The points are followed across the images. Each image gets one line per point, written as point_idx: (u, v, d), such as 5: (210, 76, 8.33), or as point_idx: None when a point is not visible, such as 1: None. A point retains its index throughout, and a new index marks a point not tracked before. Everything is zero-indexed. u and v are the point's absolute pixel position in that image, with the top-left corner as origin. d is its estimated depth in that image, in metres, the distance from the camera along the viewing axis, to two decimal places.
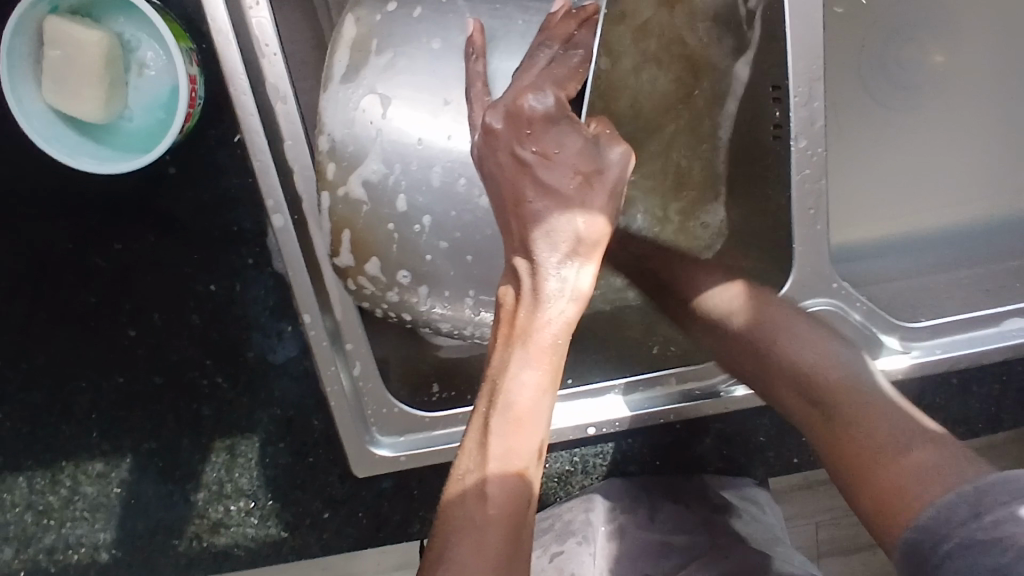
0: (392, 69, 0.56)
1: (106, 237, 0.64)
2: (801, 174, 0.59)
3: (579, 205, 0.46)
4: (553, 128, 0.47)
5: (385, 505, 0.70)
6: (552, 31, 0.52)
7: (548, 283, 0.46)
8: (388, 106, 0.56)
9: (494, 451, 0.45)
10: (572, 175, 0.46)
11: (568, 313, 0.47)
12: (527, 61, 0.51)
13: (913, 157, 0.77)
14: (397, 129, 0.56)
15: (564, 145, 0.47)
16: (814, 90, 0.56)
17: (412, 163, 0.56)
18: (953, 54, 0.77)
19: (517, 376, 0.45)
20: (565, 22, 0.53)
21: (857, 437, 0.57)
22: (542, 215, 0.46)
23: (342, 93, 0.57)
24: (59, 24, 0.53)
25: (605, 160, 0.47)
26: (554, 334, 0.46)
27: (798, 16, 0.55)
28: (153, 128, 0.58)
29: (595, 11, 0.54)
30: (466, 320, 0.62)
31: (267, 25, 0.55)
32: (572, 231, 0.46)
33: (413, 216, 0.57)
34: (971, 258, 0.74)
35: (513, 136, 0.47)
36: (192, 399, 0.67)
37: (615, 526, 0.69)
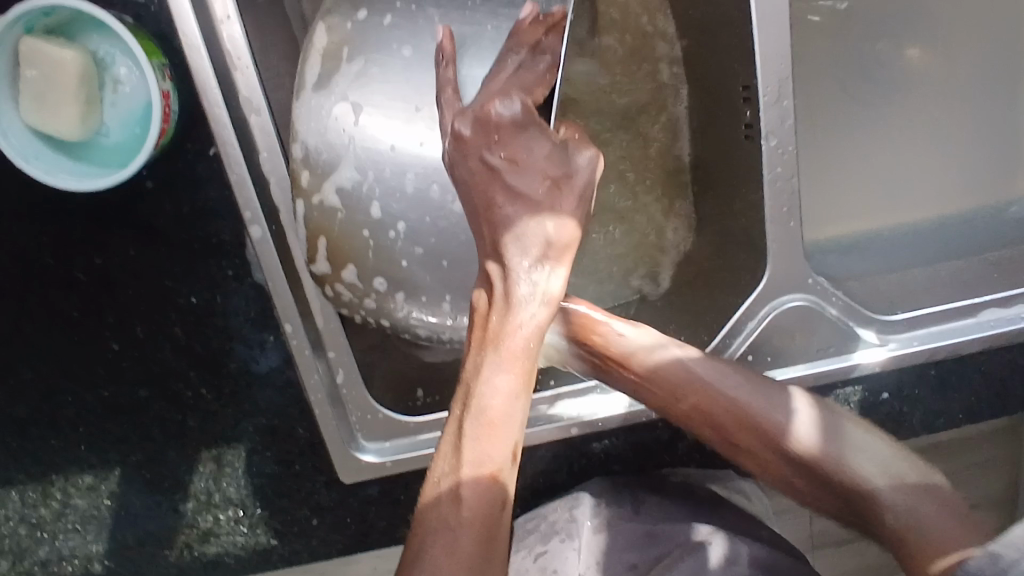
0: (362, 78, 0.58)
1: (88, 252, 0.65)
2: (773, 172, 0.59)
3: (549, 209, 0.48)
4: (524, 134, 0.48)
5: (372, 510, 0.71)
6: (519, 39, 0.52)
7: (519, 287, 0.47)
8: (357, 115, 0.58)
9: (467, 455, 0.45)
10: (541, 179, 0.48)
11: (540, 317, 0.48)
12: (497, 65, 0.51)
13: (888, 152, 0.77)
14: (369, 135, 0.58)
15: (532, 152, 0.48)
16: (784, 88, 0.57)
17: (387, 172, 0.58)
18: (929, 49, 0.78)
19: (489, 379, 0.46)
20: (532, 29, 0.52)
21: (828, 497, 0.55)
22: (513, 220, 0.48)
23: (313, 101, 0.59)
24: (33, 43, 0.54)
25: (573, 165, 0.48)
26: (526, 338, 0.47)
27: (764, 16, 0.55)
28: (130, 143, 0.58)
29: (563, 17, 0.54)
30: (444, 326, 0.64)
31: (239, 39, 0.56)
32: (543, 236, 0.47)
33: (389, 222, 0.59)
34: (954, 251, 0.72)
35: (483, 142, 0.48)
36: (178, 410, 0.68)
37: (600, 518, 0.68)
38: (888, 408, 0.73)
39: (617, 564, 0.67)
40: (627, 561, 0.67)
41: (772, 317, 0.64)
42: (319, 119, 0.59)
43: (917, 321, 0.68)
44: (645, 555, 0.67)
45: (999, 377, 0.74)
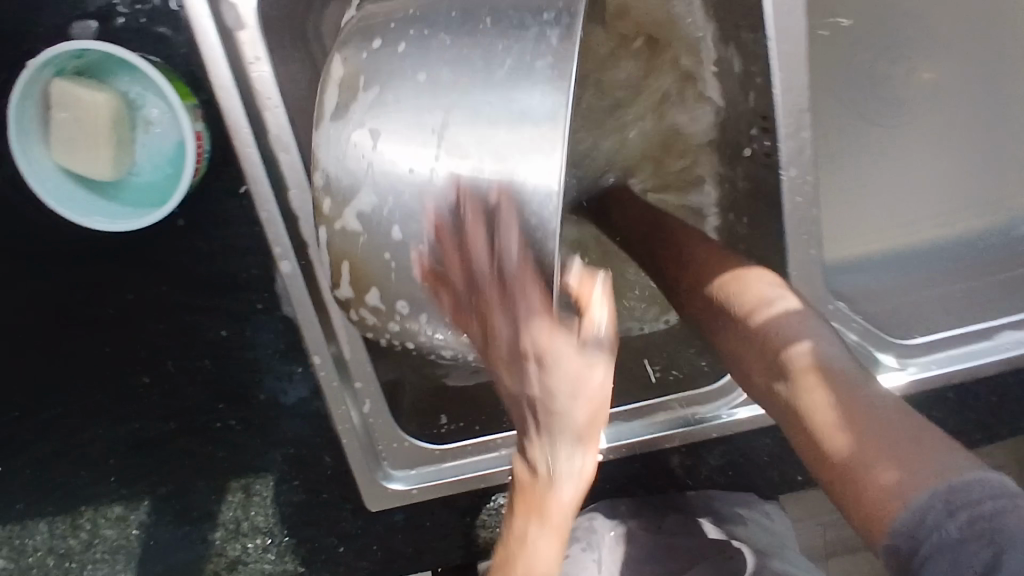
0: (394, 93, 0.47)
1: (117, 287, 0.66)
2: (793, 201, 0.60)
3: (585, 375, 0.43)
4: (513, 294, 0.42)
5: (399, 536, 0.72)
6: (460, 214, 0.44)
7: (558, 385, 0.42)
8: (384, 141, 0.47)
9: (531, 562, 0.48)
10: (540, 313, 0.42)
11: (587, 406, 0.43)
12: (453, 207, 0.45)
13: (901, 173, 0.78)
14: (391, 159, 0.47)
15: (528, 294, 0.42)
16: (803, 120, 0.58)
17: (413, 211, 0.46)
18: (940, 70, 0.78)
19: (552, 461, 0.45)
20: (465, 208, 0.44)
21: (817, 416, 0.48)
22: (522, 365, 0.43)
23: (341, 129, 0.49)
24: (65, 87, 0.55)
25: (592, 334, 0.43)
26: (578, 411, 0.43)
27: (785, 52, 0.56)
28: (161, 183, 0.59)
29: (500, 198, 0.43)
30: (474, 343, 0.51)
31: (268, 78, 0.57)
32: (563, 371, 0.42)
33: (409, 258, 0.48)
34: (960, 272, 0.75)
35: (480, 283, 0.44)
36: (206, 442, 0.69)
37: (624, 528, 0.71)
38: None
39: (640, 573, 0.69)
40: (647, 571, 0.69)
41: None
42: (343, 150, 0.49)
43: (937, 345, 0.69)
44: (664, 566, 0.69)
45: (1013, 397, 0.75)
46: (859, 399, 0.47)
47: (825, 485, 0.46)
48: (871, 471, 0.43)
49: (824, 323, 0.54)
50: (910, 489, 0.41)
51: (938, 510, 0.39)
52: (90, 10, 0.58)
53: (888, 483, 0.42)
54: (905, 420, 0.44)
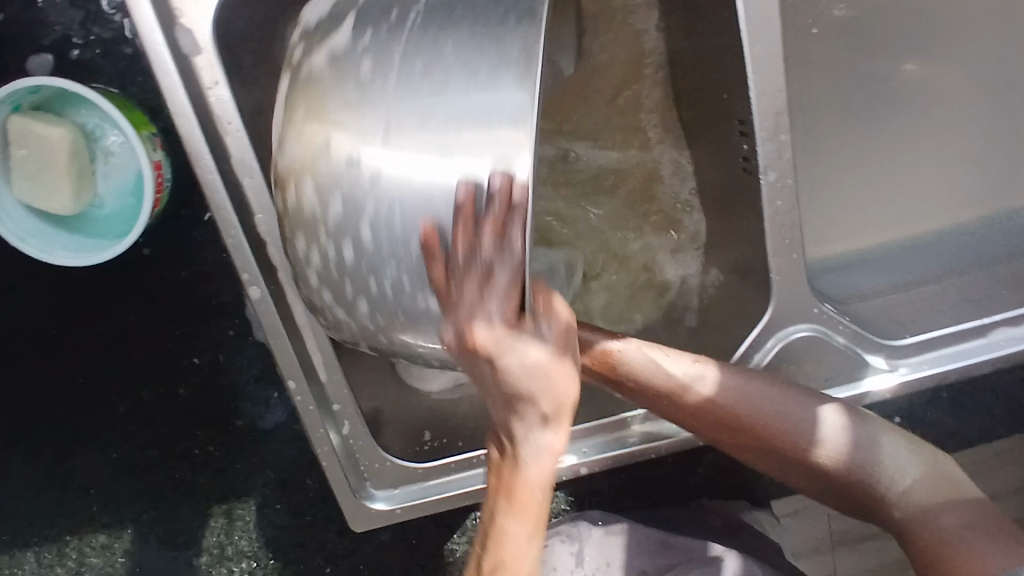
0: (365, 93, 0.40)
1: (90, 317, 0.65)
2: (773, 206, 0.58)
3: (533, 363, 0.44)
4: (497, 323, 0.39)
5: (386, 556, 0.71)
6: (469, 250, 0.39)
7: (524, 449, 0.42)
8: (352, 164, 0.40)
9: None
10: (528, 371, 0.39)
11: (547, 466, 0.42)
12: (451, 262, 0.40)
13: (889, 167, 0.76)
14: (355, 181, 0.40)
15: (512, 348, 0.39)
16: (780, 123, 0.56)
17: (374, 240, 0.41)
18: (923, 62, 0.77)
19: (503, 531, 0.43)
20: (472, 228, 0.39)
21: (934, 546, 0.50)
22: (506, 408, 0.40)
23: (298, 134, 0.42)
24: (22, 122, 0.54)
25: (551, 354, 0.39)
26: (539, 494, 0.43)
27: (758, 55, 0.54)
28: (126, 214, 0.58)
29: (506, 186, 0.38)
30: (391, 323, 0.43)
31: (227, 102, 0.54)
32: (536, 411, 0.40)
33: (370, 284, 0.42)
34: (957, 267, 0.73)
35: (459, 338, 0.39)
36: (188, 468, 0.68)
37: (613, 524, 0.68)
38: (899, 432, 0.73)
39: (629, 569, 0.65)
40: (636, 566, 0.65)
41: (780, 348, 0.63)
42: (299, 163, 0.42)
43: (926, 345, 0.65)
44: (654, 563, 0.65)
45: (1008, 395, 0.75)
46: (938, 472, 0.54)
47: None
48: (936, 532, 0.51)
49: (811, 401, 0.55)
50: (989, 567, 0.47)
51: None
52: (47, 43, 0.57)
53: (967, 564, 0.48)
54: (961, 502, 0.52)
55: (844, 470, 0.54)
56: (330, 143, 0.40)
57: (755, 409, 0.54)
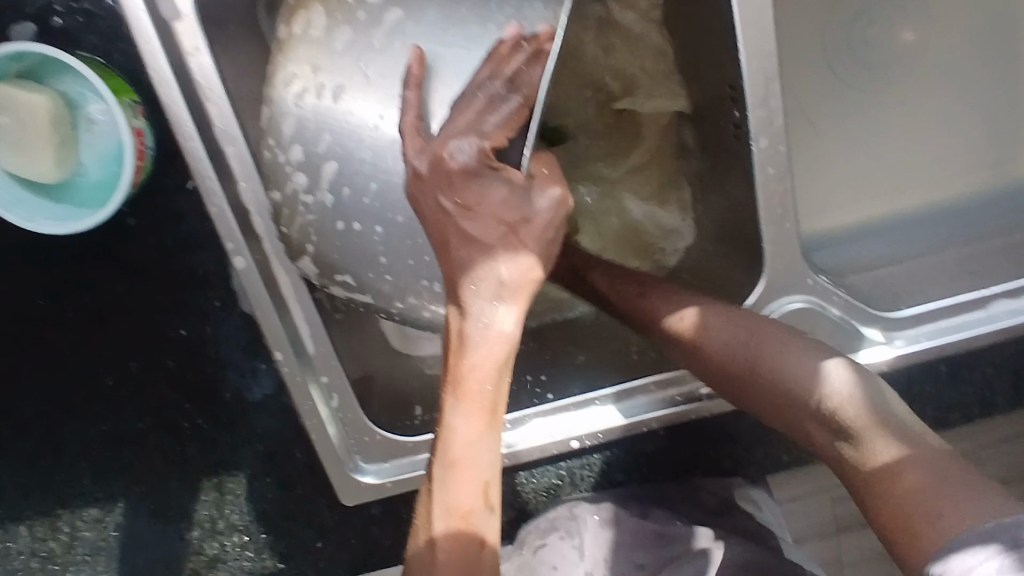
0: (366, 38, 0.51)
1: (77, 290, 0.65)
2: (765, 173, 0.56)
3: (500, 255, 0.44)
4: (476, 183, 0.44)
5: (375, 530, 0.70)
6: (497, 69, 0.47)
7: (472, 326, 0.45)
8: (361, 83, 0.51)
9: (438, 509, 0.45)
10: (494, 225, 0.44)
11: (497, 351, 0.45)
12: (463, 99, 0.46)
13: (884, 138, 0.75)
14: (360, 94, 0.51)
15: (487, 197, 0.44)
16: (771, 87, 0.54)
17: (365, 149, 0.52)
18: (924, 31, 0.75)
19: (452, 428, 0.45)
20: (509, 56, 0.47)
21: (878, 455, 0.47)
22: (468, 261, 0.44)
23: (313, 41, 0.52)
24: (3, 88, 0.54)
25: (533, 207, 0.44)
26: (484, 381, 0.45)
27: (747, 18, 0.53)
28: (109, 182, 0.59)
29: (551, 38, 0.48)
30: (367, 247, 0.55)
31: (209, 69, 0.52)
32: (495, 279, 0.44)
33: (353, 182, 0.53)
34: (957, 239, 0.70)
35: (438, 182, 0.45)
36: (176, 440, 0.68)
37: (607, 513, 0.68)
38: None
39: (622, 562, 0.66)
40: (630, 561, 0.66)
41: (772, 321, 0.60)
42: (311, 66, 0.52)
43: (927, 317, 0.63)
44: (655, 557, 0.65)
45: (1007, 368, 0.74)
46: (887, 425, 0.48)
47: (895, 552, 0.43)
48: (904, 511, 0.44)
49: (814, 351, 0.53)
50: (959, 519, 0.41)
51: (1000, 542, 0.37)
52: (29, 11, 0.58)
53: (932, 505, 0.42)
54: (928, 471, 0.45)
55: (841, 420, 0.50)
56: (344, 61, 0.52)
57: (768, 348, 0.54)
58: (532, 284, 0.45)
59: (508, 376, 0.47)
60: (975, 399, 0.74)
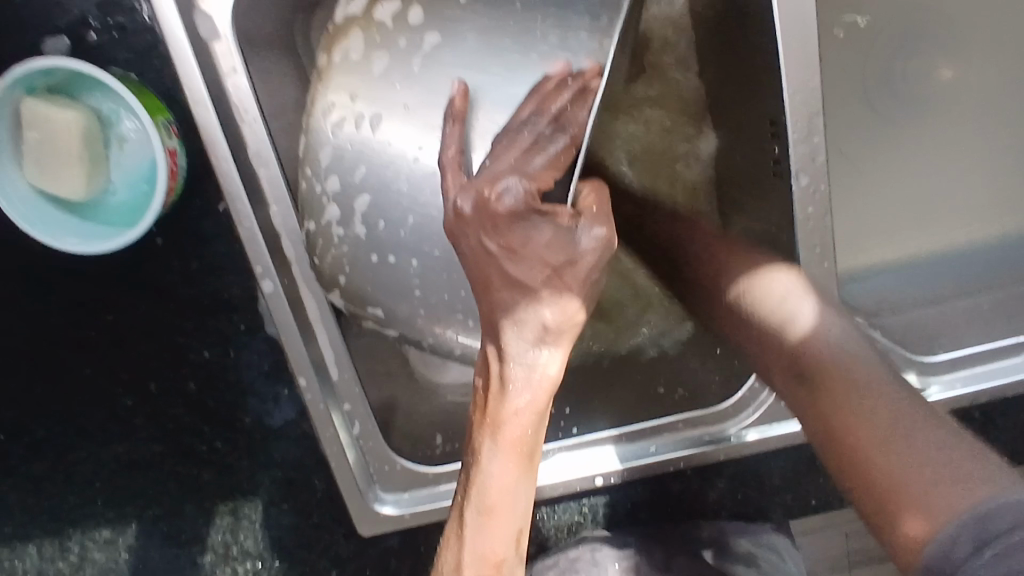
0: (404, 62, 0.50)
1: (99, 308, 0.64)
2: (805, 212, 0.55)
3: (545, 297, 0.43)
4: (521, 224, 0.43)
5: (394, 561, 0.69)
6: (542, 106, 0.45)
7: (514, 369, 0.44)
8: (401, 112, 0.50)
9: (467, 556, 0.43)
10: (540, 268, 0.43)
11: (538, 395, 0.44)
12: (507, 136, 0.45)
13: (921, 175, 0.74)
14: (399, 123, 0.50)
15: (533, 239, 0.43)
16: (814, 123, 0.53)
17: (402, 181, 0.51)
18: (962, 68, 0.74)
19: (487, 472, 0.44)
20: (555, 94, 0.46)
21: (877, 469, 0.45)
22: (510, 302, 0.43)
23: (353, 67, 0.51)
24: (35, 105, 0.53)
25: (578, 249, 0.43)
26: (523, 426, 0.44)
27: (795, 54, 0.52)
28: (138, 201, 0.58)
29: (596, 76, 0.47)
30: (398, 282, 0.53)
31: (246, 91, 0.51)
32: (539, 322, 0.43)
33: (390, 215, 0.52)
34: (994, 281, 0.69)
35: (480, 223, 0.43)
36: (192, 463, 0.66)
37: (629, 562, 0.66)
38: None
39: None
40: None
41: None
42: (349, 95, 0.51)
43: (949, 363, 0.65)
44: None
45: None
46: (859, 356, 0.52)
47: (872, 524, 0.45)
48: (892, 479, 0.44)
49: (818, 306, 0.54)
50: (944, 507, 0.41)
51: (967, 545, 0.40)
52: (62, 25, 0.58)
53: (918, 534, 0.41)
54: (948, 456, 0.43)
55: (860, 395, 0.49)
56: (381, 87, 0.50)
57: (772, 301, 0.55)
58: (576, 326, 0.45)
59: (545, 422, 0.46)
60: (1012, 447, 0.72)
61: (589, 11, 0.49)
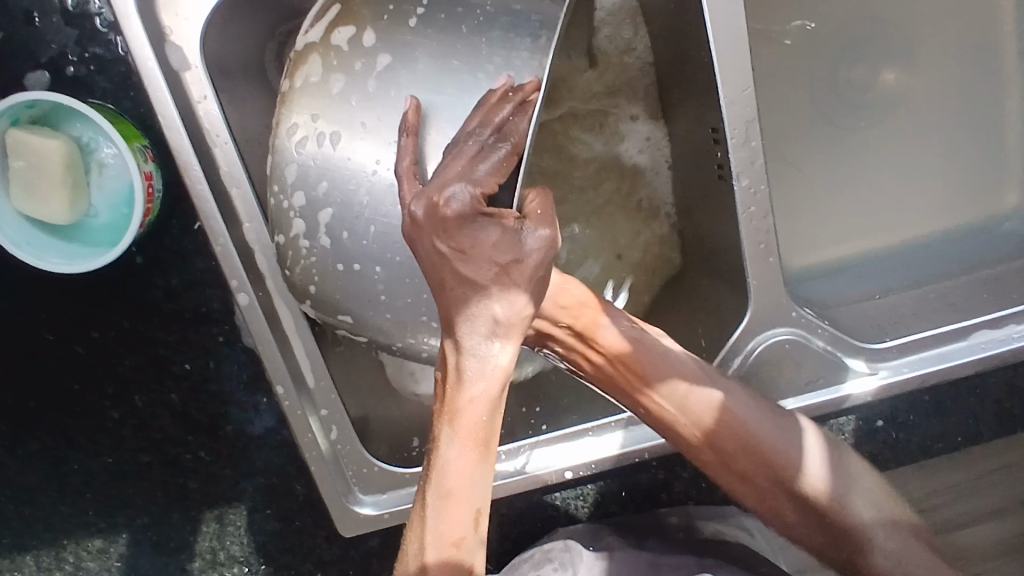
0: (361, 84, 0.54)
1: (85, 326, 0.67)
2: (748, 212, 0.58)
3: (494, 294, 0.46)
4: (470, 226, 0.45)
5: (374, 562, 0.71)
6: (486, 118, 0.50)
7: (468, 361, 0.47)
8: (359, 130, 0.54)
9: (429, 535, 0.47)
10: (488, 267, 0.46)
11: (491, 384, 0.47)
12: (455, 147, 0.49)
13: (866, 175, 0.77)
14: (361, 140, 0.54)
15: (480, 241, 0.45)
16: (751, 129, 0.56)
17: (364, 195, 0.54)
18: (904, 71, 0.78)
19: (445, 457, 0.47)
20: (498, 106, 0.50)
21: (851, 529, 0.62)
22: (462, 299, 0.46)
23: (314, 89, 0.55)
24: (20, 134, 0.57)
25: (524, 249, 0.46)
26: (478, 414, 0.47)
27: (730, 66, 0.55)
28: (118, 223, 0.61)
29: (535, 89, 0.51)
30: (365, 290, 0.56)
31: (217, 115, 0.54)
32: (490, 316, 0.46)
33: (353, 224, 0.54)
34: (937, 273, 0.73)
35: (434, 229, 0.46)
36: (179, 472, 0.69)
37: (603, 546, 0.67)
38: (885, 435, 0.75)
39: None
40: None
41: (759, 352, 0.62)
42: (312, 116, 0.55)
43: (909, 347, 0.64)
44: None
45: (992, 398, 0.77)
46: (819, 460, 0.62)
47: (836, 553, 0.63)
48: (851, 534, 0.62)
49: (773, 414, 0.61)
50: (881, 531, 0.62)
51: None
52: (43, 60, 0.62)
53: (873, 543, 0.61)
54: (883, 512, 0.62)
55: (825, 503, 0.61)
56: (341, 109, 0.54)
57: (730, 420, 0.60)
58: (526, 319, 0.48)
59: (500, 410, 0.49)
60: (960, 429, 0.76)
61: (530, 31, 0.55)
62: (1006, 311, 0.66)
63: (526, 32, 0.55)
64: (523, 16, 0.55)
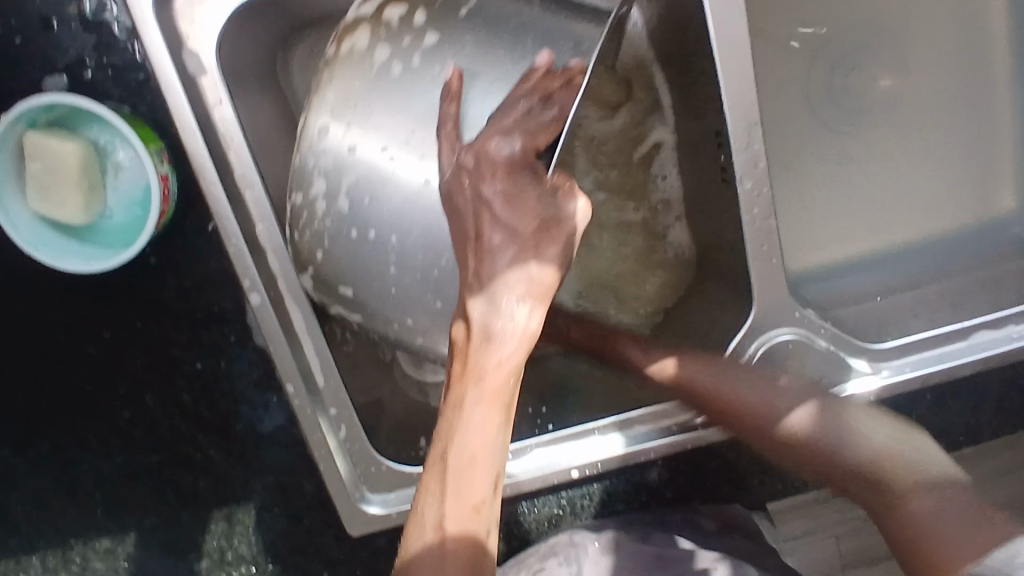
0: (405, 60, 0.56)
1: (98, 326, 0.68)
2: (751, 214, 0.59)
3: (532, 249, 0.48)
4: (513, 178, 0.49)
5: (382, 561, 0.72)
6: (536, 87, 0.52)
7: (498, 320, 0.48)
8: (401, 98, 0.55)
9: (450, 495, 0.45)
10: (529, 218, 0.48)
11: (519, 346, 0.48)
12: (505, 108, 0.51)
13: (865, 179, 0.79)
14: (394, 110, 0.55)
15: (524, 192, 0.49)
16: (753, 133, 0.58)
17: (389, 159, 0.55)
18: (901, 78, 0.80)
19: (469, 418, 0.46)
20: (547, 79, 0.52)
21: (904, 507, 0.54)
22: (500, 249, 0.48)
23: (357, 59, 0.56)
24: (37, 136, 0.58)
25: (563, 208, 0.49)
26: (505, 375, 0.47)
27: (733, 72, 0.56)
28: (133, 224, 0.63)
29: (580, 71, 0.53)
30: (378, 262, 0.57)
31: (231, 119, 0.55)
32: (525, 274, 0.48)
33: (375, 194, 0.55)
34: (934, 274, 0.74)
35: (473, 176, 0.50)
36: (189, 472, 0.70)
37: (606, 540, 0.69)
38: None
39: None
40: None
41: (763, 351, 0.63)
42: (348, 87, 0.56)
43: (911, 347, 0.65)
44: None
45: (992, 398, 0.78)
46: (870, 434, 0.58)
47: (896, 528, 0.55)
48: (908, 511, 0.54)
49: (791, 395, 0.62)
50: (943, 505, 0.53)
51: None
52: (61, 65, 0.63)
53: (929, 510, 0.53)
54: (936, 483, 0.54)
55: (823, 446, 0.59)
56: (382, 84, 0.55)
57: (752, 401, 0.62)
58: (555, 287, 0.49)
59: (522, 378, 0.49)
60: (960, 428, 0.77)
61: (571, 39, 0.56)
62: (1005, 312, 0.66)
63: (568, 41, 0.56)
64: (560, 37, 0.56)
